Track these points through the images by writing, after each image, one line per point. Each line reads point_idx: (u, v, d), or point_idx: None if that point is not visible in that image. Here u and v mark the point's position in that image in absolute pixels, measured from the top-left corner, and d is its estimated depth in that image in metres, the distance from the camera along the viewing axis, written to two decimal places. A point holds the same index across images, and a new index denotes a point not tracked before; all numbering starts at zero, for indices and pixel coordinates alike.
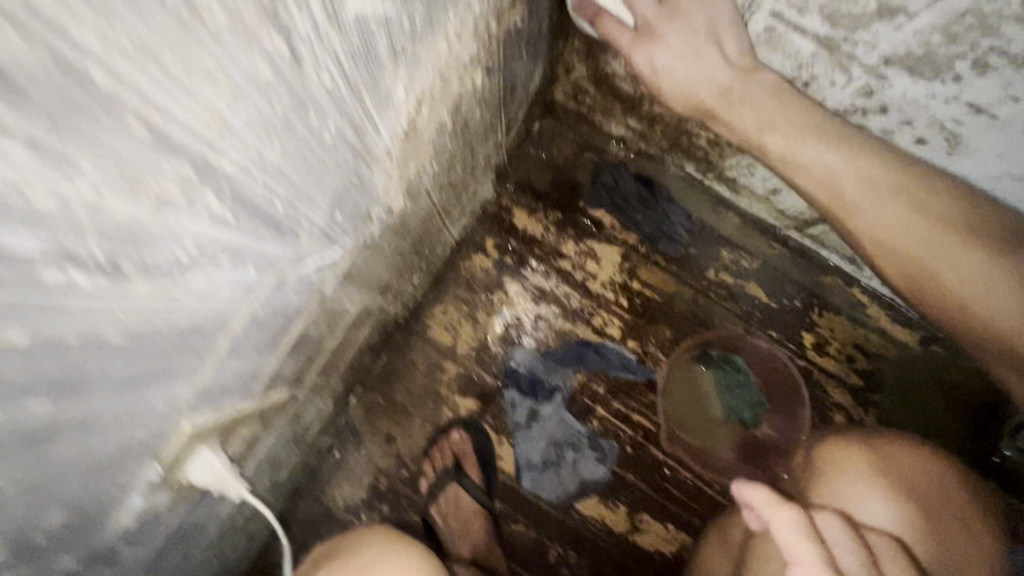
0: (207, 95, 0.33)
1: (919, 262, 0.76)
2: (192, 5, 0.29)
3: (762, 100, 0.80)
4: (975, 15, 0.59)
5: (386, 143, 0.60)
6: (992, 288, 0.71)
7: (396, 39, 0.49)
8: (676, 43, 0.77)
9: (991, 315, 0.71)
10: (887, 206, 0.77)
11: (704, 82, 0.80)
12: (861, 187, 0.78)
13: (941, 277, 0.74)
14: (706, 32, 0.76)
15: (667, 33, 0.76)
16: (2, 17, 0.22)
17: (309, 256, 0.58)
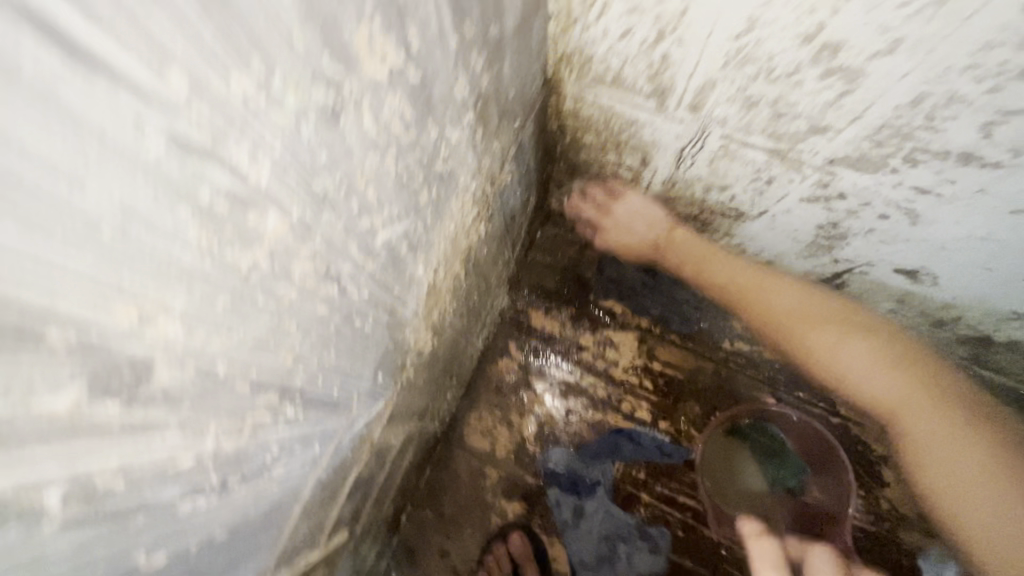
0: (286, 341, 0.43)
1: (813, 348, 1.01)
2: (278, 297, 0.40)
3: (684, 240, 1.15)
4: (892, 127, 0.69)
5: (412, 308, 0.70)
6: (888, 383, 0.92)
7: (411, 238, 0.60)
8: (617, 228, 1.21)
9: (892, 403, 0.92)
10: (781, 299, 1.06)
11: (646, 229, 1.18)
12: (751, 287, 1.10)
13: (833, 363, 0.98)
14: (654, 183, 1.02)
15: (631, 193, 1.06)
16: (181, 364, 0.33)
17: (360, 414, 0.67)
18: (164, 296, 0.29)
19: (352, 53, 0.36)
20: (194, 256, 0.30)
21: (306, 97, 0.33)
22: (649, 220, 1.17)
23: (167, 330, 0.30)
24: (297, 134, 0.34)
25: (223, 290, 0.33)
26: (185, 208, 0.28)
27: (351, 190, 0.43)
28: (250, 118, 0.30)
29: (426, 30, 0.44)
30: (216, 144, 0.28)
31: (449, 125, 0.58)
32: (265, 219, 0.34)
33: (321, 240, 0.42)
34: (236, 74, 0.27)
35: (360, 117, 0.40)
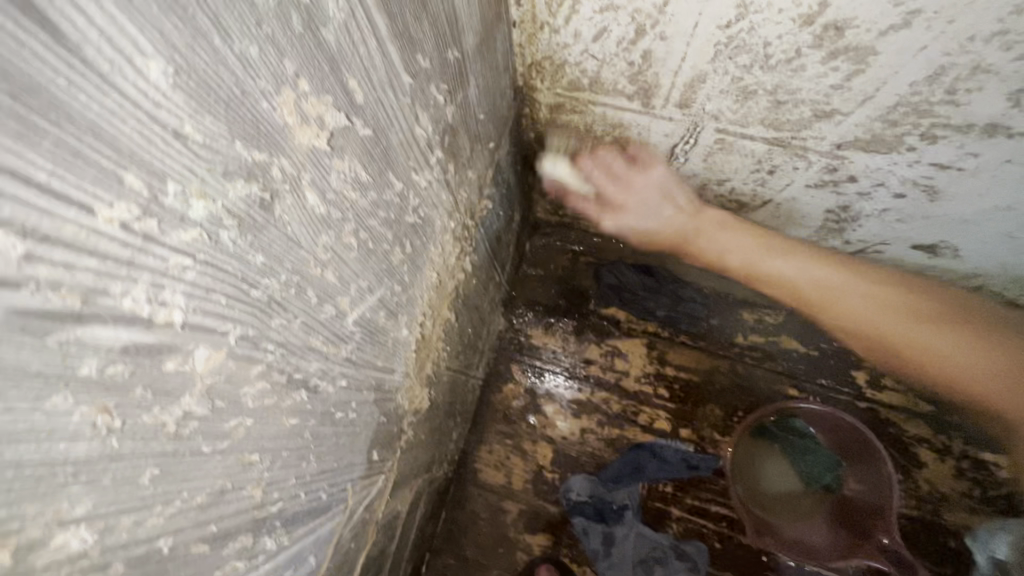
0: (252, 474, 0.36)
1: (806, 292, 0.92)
2: (228, 434, 0.32)
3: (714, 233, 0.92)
4: (907, 105, 0.63)
5: (401, 372, 0.63)
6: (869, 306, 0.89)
7: (389, 303, 0.52)
8: (635, 212, 0.92)
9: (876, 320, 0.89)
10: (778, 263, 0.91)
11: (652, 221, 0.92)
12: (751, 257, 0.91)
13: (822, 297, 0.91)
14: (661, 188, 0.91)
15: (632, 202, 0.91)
16: (104, 569, 0.25)
17: (358, 501, 0.60)
18: (56, 509, 0.22)
19: (275, 128, 0.28)
20: (91, 443, 0.22)
21: (218, 202, 0.25)
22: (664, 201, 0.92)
23: (68, 543, 0.23)
24: (214, 248, 0.26)
25: (141, 463, 0.25)
26: (63, 397, 0.20)
27: (306, 282, 0.36)
28: (131, 253, 0.22)
29: (370, 75, 0.36)
30: (92, 302, 0.20)
31: (416, 171, 0.50)
32: (185, 359, 0.26)
33: (275, 350, 0.34)
34: (98, 204, 0.20)
35: (303, 199, 0.32)
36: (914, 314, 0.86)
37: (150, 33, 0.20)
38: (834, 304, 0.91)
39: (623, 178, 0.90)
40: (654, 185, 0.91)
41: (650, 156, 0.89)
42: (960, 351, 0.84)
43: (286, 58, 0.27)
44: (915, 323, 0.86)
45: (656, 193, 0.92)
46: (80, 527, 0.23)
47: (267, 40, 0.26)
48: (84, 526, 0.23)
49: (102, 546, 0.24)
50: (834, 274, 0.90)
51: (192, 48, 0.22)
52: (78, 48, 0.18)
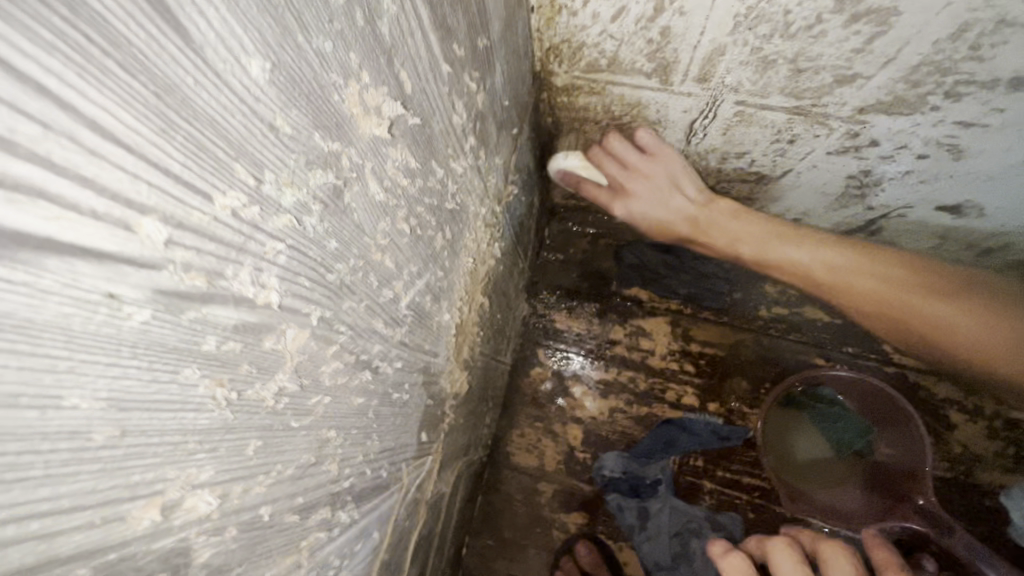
0: (329, 449, 0.38)
1: (820, 269, 1.08)
2: (309, 411, 0.34)
3: (726, 218, 1.05)
4: (931, 64, 0.63)
5: (443, 355, 0.65)
6: (871, 276, 1.05)
7: (434, 288, 0.54)
8: (645, 199, 1.06)
9: (871, 291, 1.07)
10: (781, 248, 1.07)
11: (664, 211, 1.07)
12: (767, 236, 1.06)
13: (825, 274, 1.08)
14: (670, 178, 1.00)
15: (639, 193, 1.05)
16: (221, 531, 0.27)
17: (411, 480, 0.63)
18: (189, 472, 0.24)
19: (344, 120, 0.30)
20: (215, 413, 0.25)
21: (303, 189, 0.27)
22: (677, 191, 1.03)
23: (198, 504, 0.25)
24: (301, 232, 0.28)
25: (249, 434, 0.28)
26: (192, 370, 0.23)
27: (369, 267, 0.38)
28: (240, 239, 0.24)
29: (417, 65, 0.38)
30: (213, 283, 0.22)
31: (454, 158, 0.52)
32: (279, 338, 0.29)
33: (345, 331, 0.36)
34: (216, 193, 0.22)
35: (365, 186, 0.34)
36: (926, 295, 1.03)
37: (254, 35, 0.22)
38: (846, 287, 1.09)
39: (637, 169, 1.00)
40: (666, 175, 0.99)
41: (661, 148, 0.96)
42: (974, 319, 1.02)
43: (351, 52, 0.29)
44: (908, 289, 1.04)
45: (666, 182, 1.01)
46: (208, 490, 0.25)
47: (337, 35, 0.27)
48: (210, 489, 0.26)
49: (221, 509, 0.27)
50: (846, 262, 1.06)
51: (281, 46, 0.23)
52: (202, 50, 0.19)
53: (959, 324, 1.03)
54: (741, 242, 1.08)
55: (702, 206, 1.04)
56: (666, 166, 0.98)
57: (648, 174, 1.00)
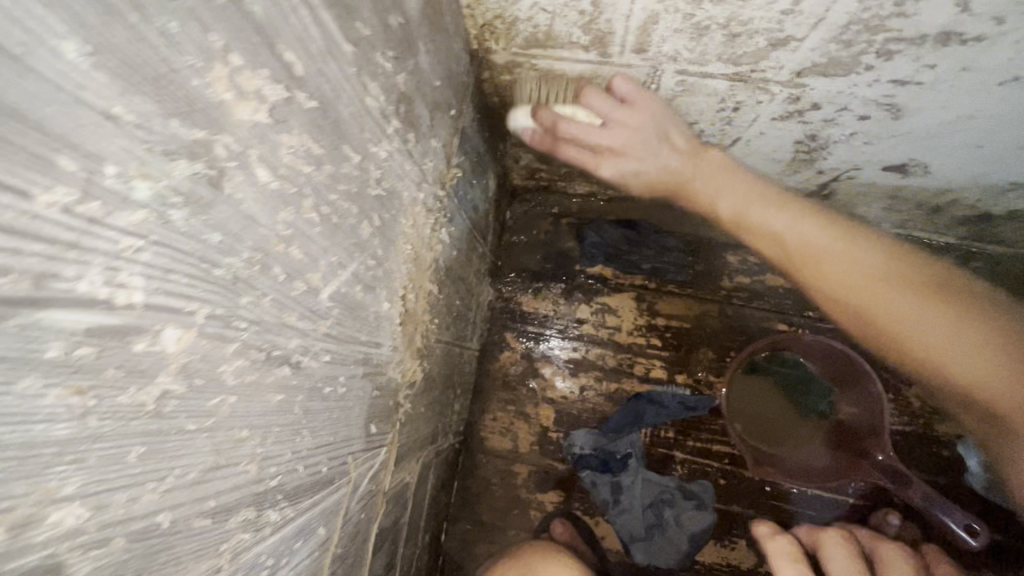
0: (245, 449, 0.37)
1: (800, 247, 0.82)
2: (212, 413, 0.33)
3: (709, 173, 0.87)
4: (860, 22, 0.63)
5: (388, 345, 0.64)
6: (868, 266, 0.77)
7: (365, 278, 0.53)
8: (635, 155, 0.86)
9: (858, 290, 0.77)
10: (768, 213, 0.84)
11: (646, 163, 0.87)
12: (748, 195, 0.85)
13: (805, 258, 0.82)
14: (656, 131, 0.83)
15: (630, 150, 0.85)
16: (103, 543, 0.26)
17: (361, 473, 0.62)
18: (46, 486, 0.23)
19: (211, 105, 0.28)
20: (73, 425, 0.23)
21: (162, 181, 0.26)
22: (661, 139, 0.84)
23: (63, 518, 0.24)
24: (165, 225, 0.26)
25: (127, 442, 0.27)
26: (29, 381, 0.21)
27: (270, 260, 0.36)
28: (73, 235, 0.22)
29: (308, 44, 0.36)
30: (44, 285, 0.21)
31: (374, 143, 0.50)
32: (154, 339, 0.27)
33: (248, 326, 0.35)
34: (31, 186, 0.20)
35: (252, 175, 0.33)
36: (918, 291, 0.74)
37: (62, 13, 0.20)
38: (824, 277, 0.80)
39: (615, 122, 0.81)
40: (644, 126, 0.82)
41: (634, 95, 0.80)
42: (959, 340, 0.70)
43: (212, 33, 0.27)
44: (914, 295, 0.74)
45: (652, 129, 0.83)
46: (74, 503, 0.24)
47: (188, 14, 0.26)
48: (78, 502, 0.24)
49: (96, 521, 0.26)
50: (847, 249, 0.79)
51: (108, 27, 0.22)
52: None
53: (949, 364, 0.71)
54: (719, 201, 0.87)
55: (688, 157, 0.87)
56: (648, 114, 0.82)
57: (629, 124, 0.82)
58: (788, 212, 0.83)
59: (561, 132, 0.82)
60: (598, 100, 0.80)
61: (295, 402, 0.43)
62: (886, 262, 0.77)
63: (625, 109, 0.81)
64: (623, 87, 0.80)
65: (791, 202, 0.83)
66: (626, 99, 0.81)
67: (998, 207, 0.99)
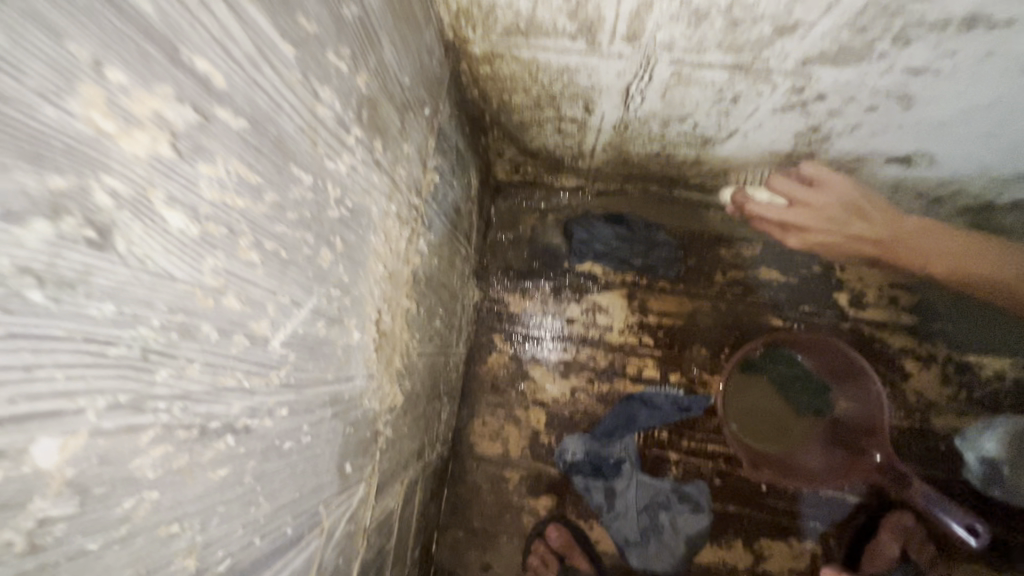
0: (178, 544, 0.31)
1: (927, 255, 1.06)
2: (127, 520, 0.27)
3: (937, 236, 1.04)
4: (878, 6, 0.56)
5: (361, 375, 0.57)
6: (931, 248, 1.05)
7: (328, 311, 0.46)
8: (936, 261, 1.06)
9: (924, 257, 1.07)
10: (928, 243, 1.04)
11: (936, 259, 1.06)
12: (957, 257, 1.04)
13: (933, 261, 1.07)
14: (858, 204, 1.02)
15: (817, 202, 1.03)
16: None
17: (336, 519, 0.56)
18: None
19: (80, 140, 0.21)
20: None
21: (1, 258, 0.19)
22: (848, 204, 1.02)
23: None
24: (15, 314, 0.20)
25: None
26: None
27: (197, 319, 0.29)
28: None
29: (230, 49, 0.29)
30: None
31: (331, 158, 0.43)
32: (11, 464, 0.21)
33: (169, 406, 0.28)
34: None
35: (160, 222, 0.26)
36: (965, 243, 1.02)
37: None
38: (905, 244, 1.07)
39: (814, 191, 1.01)
40: (840, 191, 0.99)
41: (826, 175, 0.97)
42: (970, 247, 1.02)
43: (65, 42, 0.21)
44: (950, 252, 1.04)
45: (855, 191, 0.99)
46: None
47: (21, 18, 0.19)
48: None
49: None
50: (935, 249, 1.05)
51: None
52: None
53: (912, 240, 1.05)
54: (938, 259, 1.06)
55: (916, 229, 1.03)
56: (840, 182, 0.98)
57: (841, 192, 1.00)
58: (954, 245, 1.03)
59: (784, 193, 1.04)
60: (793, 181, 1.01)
61: (241, 470, 0.36)
62: (944, 241, 1.03)
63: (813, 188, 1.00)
64: (807, 171, 0.97)
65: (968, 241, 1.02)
66: (814, 178, 0.99)
67: (1003, 196, 0.95)
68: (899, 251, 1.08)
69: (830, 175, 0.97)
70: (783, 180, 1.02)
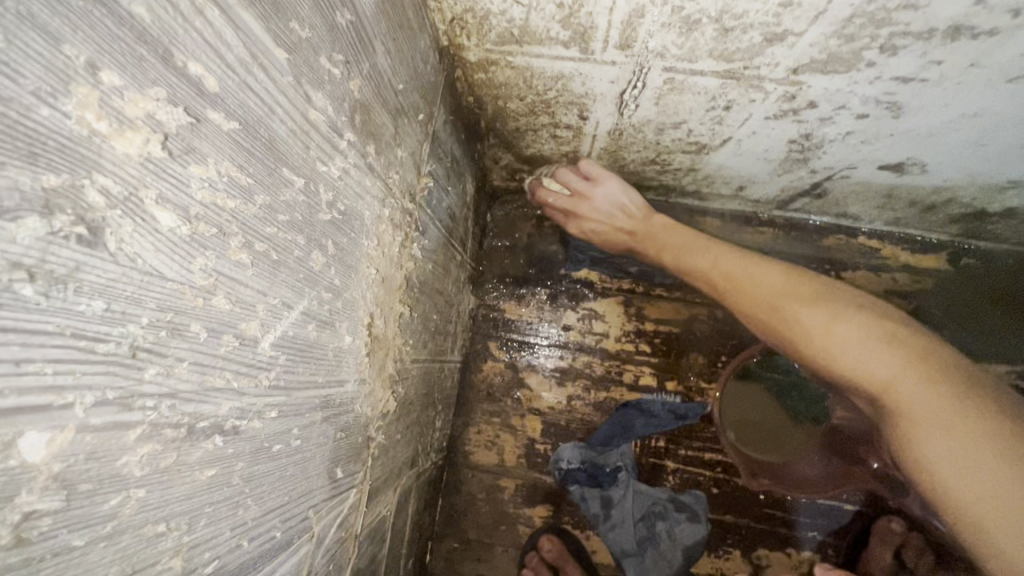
0: (165, 544, 0.31)
1: (907, 415, 0.82)
2: (113, 517, 0.27)
3: (945, 382, 0.75)
4: (864, 15, 0.57)
5: (353, 379, 0.57)
6: None
7: (319, 315, 0.47)
8: (972, 484, 0.69)
9: None
10: (864, 403, 0.94)
11: (929, 486, 0.74)
12: (967, 420, 0.78)
13: (953, 471, 0.65)
14: (619, 206, 1.01)
15: (594, 197, 1.02)
16: None
17: (327, 524, 0.56)
18: None
19: (73, 139, 0.22)
20: None
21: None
22: (624, 211, 1.02)
23: None
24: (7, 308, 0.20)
25: None
26: None
27: (186, 318, 0.30)
28: None
29: (222, 53, 0.30)
30: None
31: (324, 162, 0.44)
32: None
33: (157, 404, 0.29)
34: None
35: (151, 221, 0.26)
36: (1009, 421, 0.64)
37: None
38: None
39: (578, 195, 1.03)
40: (610, 198, 1.01)
41: (602, 174, 1.01)
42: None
43: (63, 46, 0.21)
44: (992, 395, 0.82)
45: (612, 204, 1.02)
46: None
47: (19, 21, 0.19)
48: None
49: None
50: None
51: None
52: None
53: (884, 419, 0.75)
54: None
55: (911, 386, 0.84)
56: (612, 188, 1.01)
57: (597, 195, 1.02)
58: None
59: (571, 189, 1.04)
60: (575, 177, 1.03)
61: (229, 471, 0.36)
62: None
63: (596, 185, 1.02)
64: (590, 170, 1.02)
65: (971, 391, 0.67)
66: (589, 177, 1.02)
67: (995, 204, 0.96)
68: (890, 381, 0.92)
69: (603, 173, 1.00)
70: (580, 181, 1.02)
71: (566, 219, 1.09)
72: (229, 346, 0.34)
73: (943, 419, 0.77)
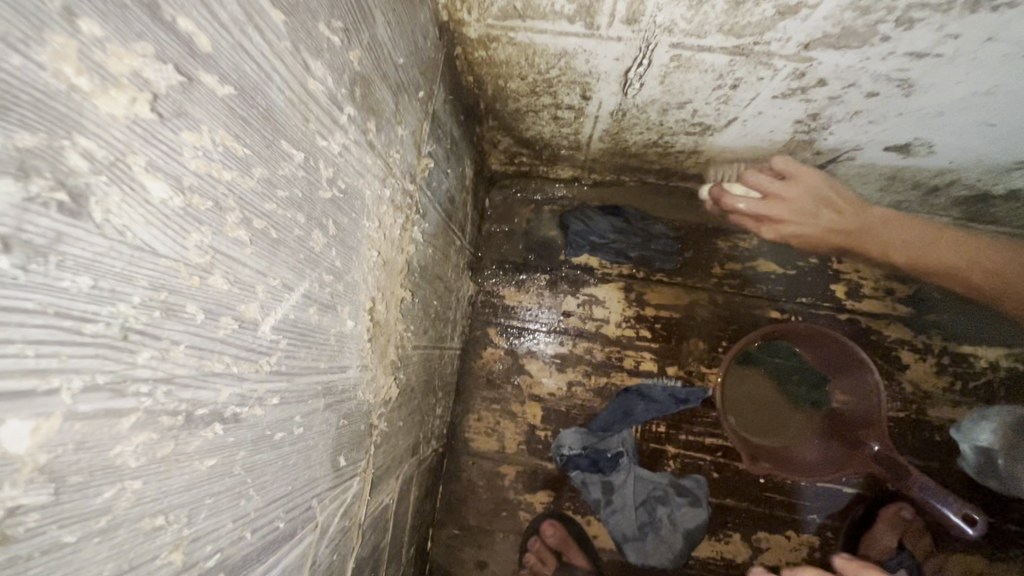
0: (164, 538, 0.29)
1: (915, 250, 1.03)
2: (107, 511, 0.25)
3: (907, 232, 1.03)
4: None
5: (355, 366, 0.56)
6: (952, 255, 0.99)
7: (321, 298, 0.45)
8: (928, 250, 1.02)
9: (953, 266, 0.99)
10: (900, 232, 1.03)
11: (967, 265, 0.98)
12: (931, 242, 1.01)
13: (938, 259, 1.01)
14: (814, 198, 0.98)
15: (792, 198, 0.99)
16: None
17: (330, 514, 0.54)
18: None
19: (52, 95, 0.19)
20: None
21: None
22: (823, 200, 0.98)
23: None
24: None
25: None
26: None
27: (181, 297, 0.28)
28: None
29: (214, 9, 0.27)
30: None
31: (324, 137, 0.42)
32: None
33: (152, 389, 0.27)
34: None
35: (142, 191, 0.24)
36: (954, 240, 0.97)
37: None
38: (923, 262, 1.01)
39: (777, 191, 0.98)
40: (812, 191, 0.96)
41: (800, 171, 0.95)
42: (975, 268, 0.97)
43: None
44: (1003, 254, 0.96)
45: (813, 194, 0.97)
46: None
47: None
48: None
49: None
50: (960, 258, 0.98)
51: None
52: None
53: (930, 259, 0.98)
54: (955, 256, 0.99)
55: (930, 241, 1.01)
56: (812, 180, 0.95)
57: (791, 197, 0.99)
58: (959, 251, 0.98)
59: (751, 183, 1.01)
60: (762, 177, 0.99)
61: (229, 461, 0.35)
62: (966, 254, 0.98)
63: (786, 182, 0.97)
64: (761, 176, 0.98)
65: (942, 238, 0.99)
66: (783, 172, 0.96)
67: (999, 186, 0.95)
68: (888, 244, 1.04)
69: (801, 169, 0.94)
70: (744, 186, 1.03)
71: (733, 211, 1.08)
72: (229, 329, 0.32)
73: (951, 262, 0.99)
